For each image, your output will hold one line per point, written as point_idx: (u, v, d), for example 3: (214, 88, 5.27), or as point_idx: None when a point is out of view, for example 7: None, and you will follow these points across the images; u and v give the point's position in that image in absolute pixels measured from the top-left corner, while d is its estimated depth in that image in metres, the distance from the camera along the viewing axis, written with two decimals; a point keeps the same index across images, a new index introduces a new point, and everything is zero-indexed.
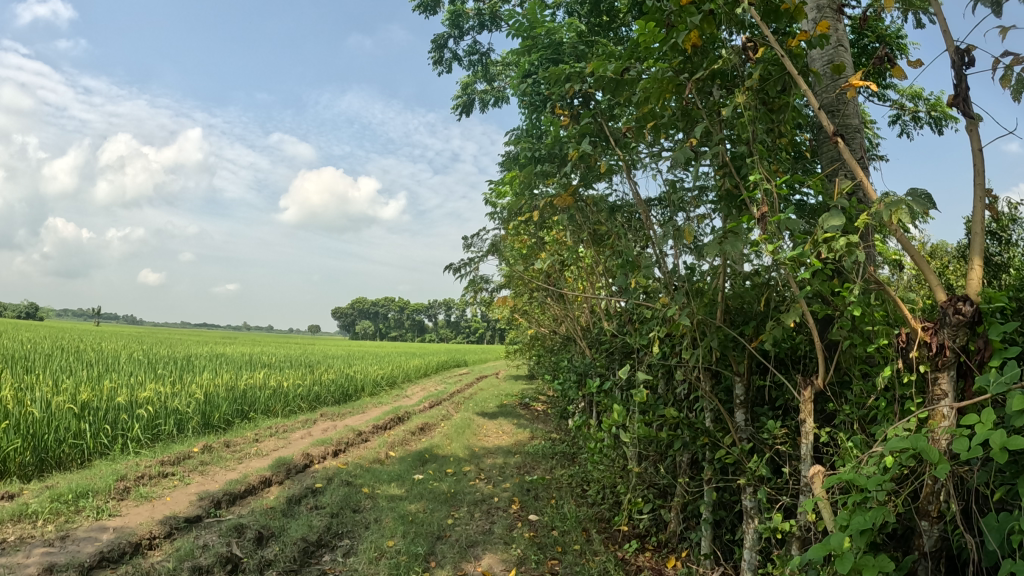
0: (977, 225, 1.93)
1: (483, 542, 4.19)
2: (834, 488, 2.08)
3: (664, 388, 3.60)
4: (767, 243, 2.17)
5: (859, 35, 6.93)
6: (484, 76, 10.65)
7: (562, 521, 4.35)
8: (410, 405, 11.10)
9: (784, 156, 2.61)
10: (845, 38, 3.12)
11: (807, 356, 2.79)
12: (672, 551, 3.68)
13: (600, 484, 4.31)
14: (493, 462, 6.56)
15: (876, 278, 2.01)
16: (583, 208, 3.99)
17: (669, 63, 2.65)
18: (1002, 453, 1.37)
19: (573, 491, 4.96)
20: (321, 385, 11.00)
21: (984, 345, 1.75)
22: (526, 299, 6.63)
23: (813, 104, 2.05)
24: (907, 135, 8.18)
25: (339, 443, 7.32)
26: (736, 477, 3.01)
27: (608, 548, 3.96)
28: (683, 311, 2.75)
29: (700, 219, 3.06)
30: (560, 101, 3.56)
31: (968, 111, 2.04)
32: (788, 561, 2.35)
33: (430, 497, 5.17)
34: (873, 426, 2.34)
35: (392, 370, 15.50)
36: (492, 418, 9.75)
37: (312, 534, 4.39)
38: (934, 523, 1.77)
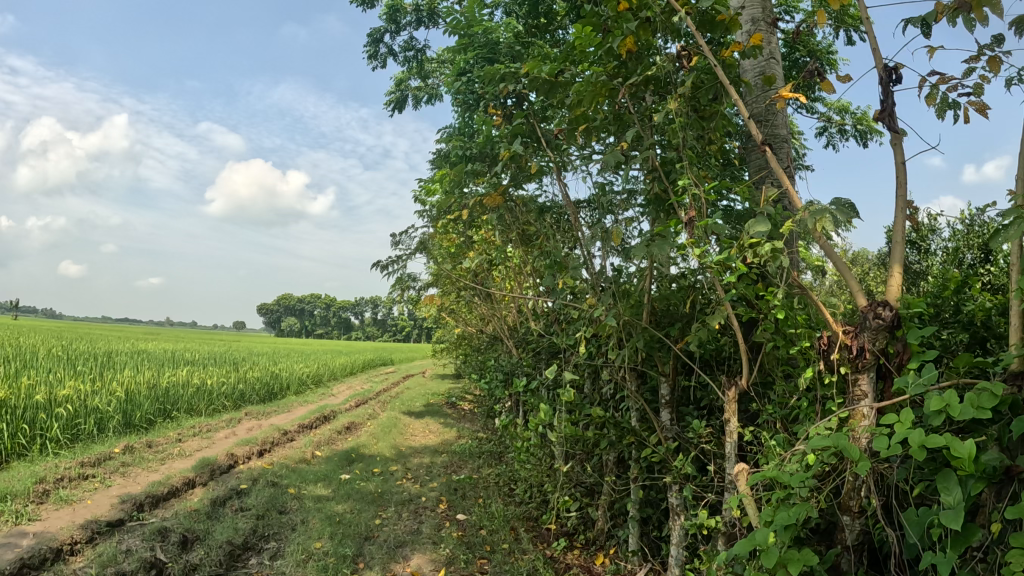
0: (897, 233, 2.02)
1: (412, 542, 4.16)
2: (758, 485, 2.14)
3: (590, 388, 3.66)
4: (694, 247, 2.22)
5: (791, 48, 7.17)
6: (419, 75, 10.53)
7: (490, 520, 4.35)
8: (337, 404, 10.89)
9: (713, 162, 2.69)
10: (777, 51, 3.22)
11: (731, 356, 2.87)
12: (600, 548, 3.73)
13: (527, 483, 4.33)
14: (419, 462, 6.48)
15: (799, 282, 2.09)
16: (513, 208, 4.01)
17: (604, 68, 2.68)
18: (920, 452, 1.41)
19: (500, 490, 4.97)
20: (245, 383, 10.71)
21: (903, 348, 1.83)
22: (454, 299, 6.61)
23: (743, 114, 2.11)
24: (832, 146, 8.48)
25: (264, 442, 7.14)
26: (662, 475, 3.08)
27: (537, 546, 3.98)
28: (610, 311, 2.80)
29: (628, 222, 3.10)
30: (493, 101, 3.56)
31: (894, 125, 2.14)
32: (715, 556, 2.41)
33: (358, 497, 5.12)
34: (794, 425, 2.42)
35: (318, 368, 15.20)
36: (420, 418, 9.66)
37: (239, 537, 4.27)
38: (856, 518, 1.83)
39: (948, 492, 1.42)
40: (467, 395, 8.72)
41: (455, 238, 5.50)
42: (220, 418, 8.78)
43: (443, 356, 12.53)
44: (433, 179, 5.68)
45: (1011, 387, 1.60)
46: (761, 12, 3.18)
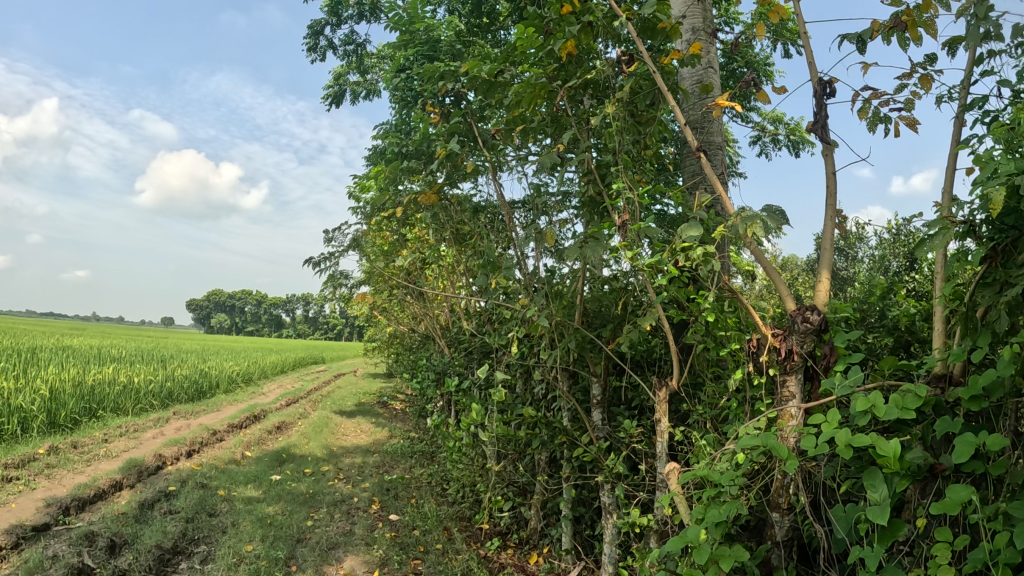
0: (826, 241, 2.09)
1: (346, 543, 4.10)
2: (689, 483, 2.17)
3: (523, 388, 3.67)
4: (627, 249, 2.25)
5: (729, 58, 7.34)
6: (357, 70, 10.37)
7: (423, 520, 4.32)
8: (267, 403, 10.63)
9: (648, 167, 2.73)
10: (715, 61, 3.30)
11: (661, 358, 2.92)
12: (533, 548, 3.73)
13: (459, 482, 4.30)
14: (350, 462, 6.40)
15: (729, 286, 2.14)
16: (447, 207, 3.99)
17: (543, 70, 2.70)
18: (846, 451, 1.45)
19: (434, 490, 4.94)
20: (173, 381, 10.37)
21: (830, 351, 1.90)
22: (386, 298, 6.53)
23: (680, 120, 2.15)
24: (765, 156, 8.73)
25: (192, 443, 6.92)
26: (594, 474, 3.11)
27: (470, 546, 3.97)
28: (543, 312, 2.82)
29: (561, 224, 3.12)
30: (431, 99, 3.53)
31: (825, 137, 2.21)
32: (648, 554, 2.44)
33: (289, 498, 5.02)
34: (724, 425, 2.48)
35: (249, 366, 14.80)
36: (351, 418, 9.53)
37: (168, 541, 4.14)
38: (785, 515, 1.88)
39: (874, 489, 1.46)
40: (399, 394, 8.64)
41: (389, 236, 5.44)
42: (148, 417, 8.48)
43: (375, 355, 12.37)
44: (368, 176, 5.60)
45: (935, 389, 1.66)
46: (700, 22, 3.25)
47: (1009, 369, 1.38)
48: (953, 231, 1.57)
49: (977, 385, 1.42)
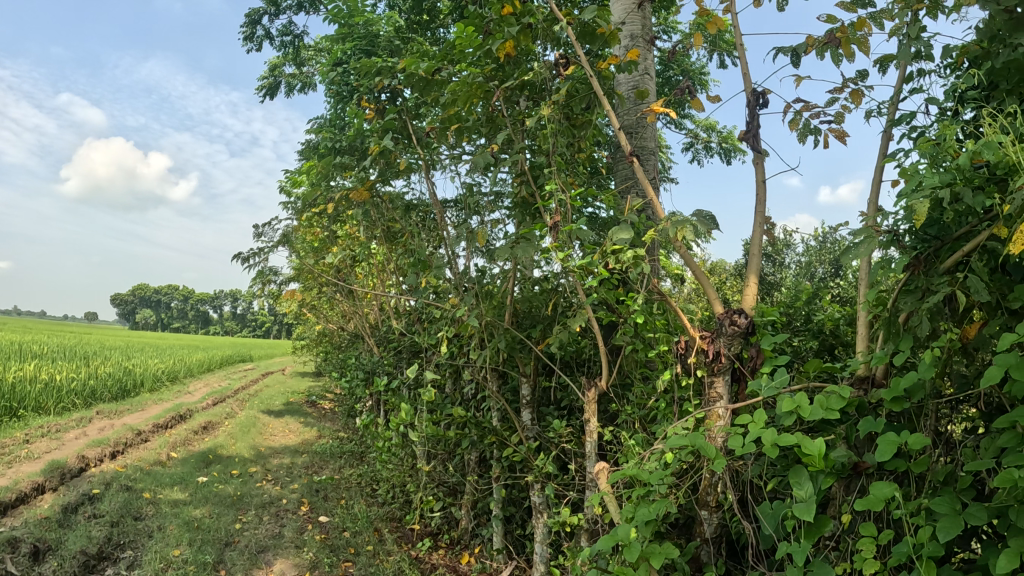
0: (754, 247, 2.14)
1: (275, 546, 4.02)
2: (618, 482, 2.19)
3: (452, 388, 3.65)
4: (558, 251, 2.27)
5: (666, 66, 7.48)
6: (292, 60, 10.07)
7: (352, 522, 4.26)
8: (194, 402, 10.32)
9: (580, 170, 2.76)
10: (651, 68, 3.35)
11: (591, 359, 2.95)
12: (465, 548, 3.71)
13: (387, 483, 4.24)
14: (279, 462, 6.29)
15: (659, 289, 2.17)
16: (379, 205, 3.95)
17: (481, 69, 2.70)
18: (772, 450, 1.49)
19: (363, 490, 4.85)
20: (97, 379, 9.97)
21: (756, 353, 1.96)
22: (315, 295, 6.39)
23: (614, 124, 2.17)
24: (697, 162, 8.90)
25: (117, 443, 6.68)
26: (523, 475, 3.13)
27: (401, 547, 3.91)
28: (472, 311, 2.83)
29: (493, 224, 3.12)
30: (367, 94, 3.49)
31: (756, 146, 2.28)
32: (579, 552, 2.46)
33: (216, 500, 4.89)
34: (652, 425, 2.52)
35: (176, 365, 14.33)
36: (279, 417, 9.34)
37: (93, 546, 3.99)
38: (713, 512, 1.94)
39: (799, 486, 1.51)
40: (328, 394, 8.48)
41: (320, 232, 5.33)
42: (71, 416, 8.14)
43: (305, 353, 12.10)
44: (300, 170, 5.49)
45: (858, 390, 1.73)
46: (639, 29, 3.30)
47: (930, 372, 1.43)
48: (877, 239, 1.64)
49: (899, 387, 1.47)
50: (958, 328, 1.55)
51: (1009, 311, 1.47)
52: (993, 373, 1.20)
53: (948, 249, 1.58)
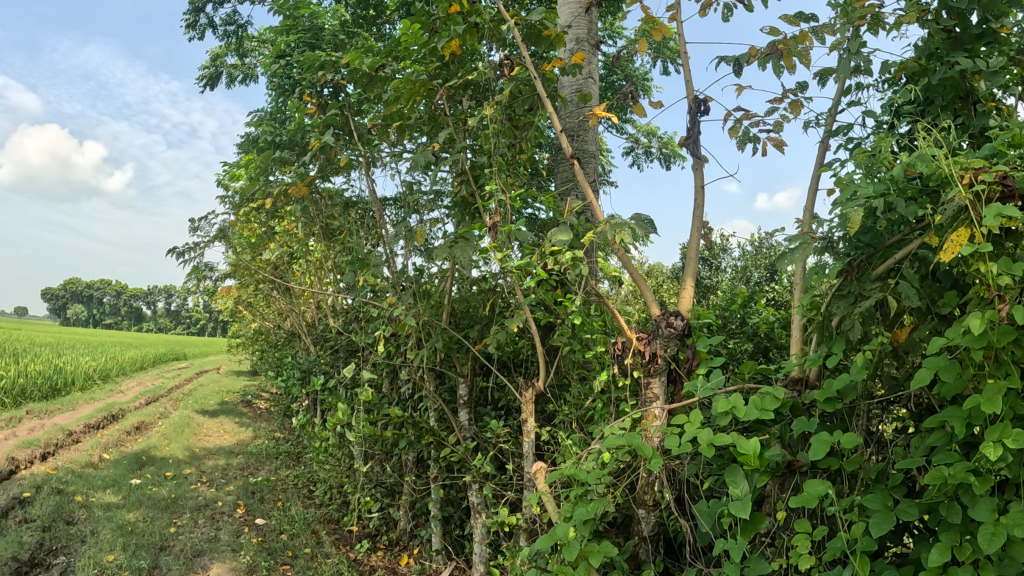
0: (692, 250, 2.18)
1: (211, 550, 3.93)
2: (556, 482, 2.19)
3: (389, 388, 3.61)
4: (496, 251, 2.29)
5: (610, 71, 7.58)
6: (234, 50, 9.71)
7: (290, 524, 4.18)
8: (126, 402, 9.99)
9: (521, 171, 2.77)
10: (595, 72, 3.40)
11: (528, 359, 2.98)
12: (403, 549, 3.63)
13: (325, 483, 4.16)
14: (214, 464, 6.13)
15: (596, 291, 2.17)
16: (317, 201, 3.89)
17: (426, 67, 2.69)
18: (708, 449, 1.52)
19: (300, 491, 4.73)
20: (24, 377, 9.58)
21: (692, 355, 1.99)
22: (251, 292, 6.23)
23: (556, 127, 2.19)
24: (638, 165, 9.01)
25: (47, 445, 6.44)
26: (461, 475, 3.12)
27: (339, 549, 3.83)
28: (409, 311, 2.82)
29: (432, 223, 3.10)
30: (309, 88, 3.49)
31: (696, 152, 2.32)
32: (518, 552, 2.45)
33: (150, 503, 4.75)
34: (589, 425, 2.54)
35: (110, 363, 13.86)
36: (214, 417, 9.12)
37: (22, 552, 3.84)
38: (650, 511, 1.95)
39: (735, 485, 1.54)
40: (263, 393, 8.28)
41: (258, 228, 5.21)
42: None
43: (240, 351, 11.80)
44: (238, 164, 5.37)
45: (792, 392, 1.77)
46: (584, 34, 3.34)
47: (861, 374, 1.48)
48: (813, 246, 1.68)
49: (832, 388, 1.52)
50: (889, 331, 1.60)
51: (938, 316, 1.52)
52: (923, 375, 1.25)
53: (880, 256, 1.62)
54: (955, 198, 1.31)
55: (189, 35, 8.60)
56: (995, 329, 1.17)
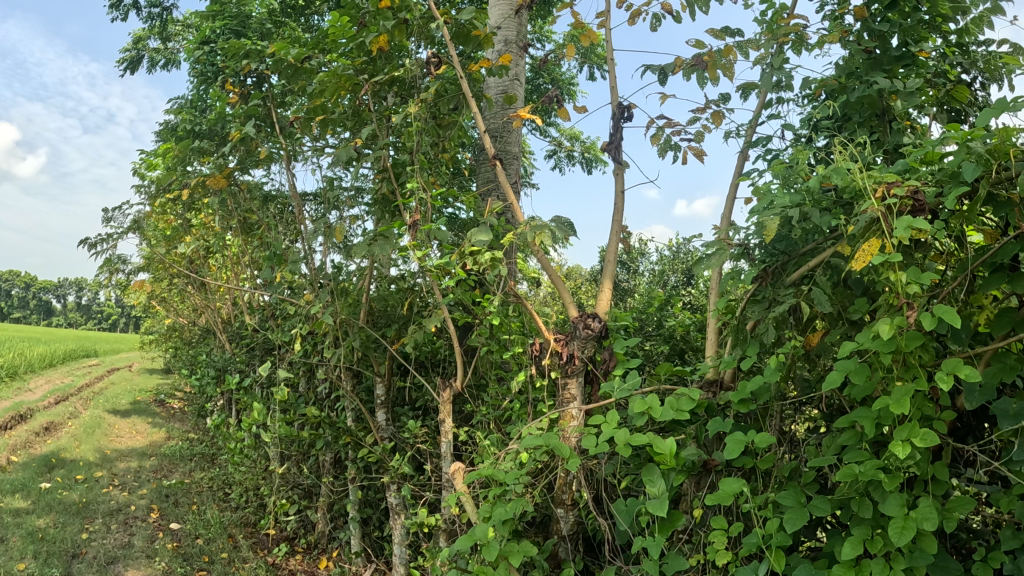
0: (611, 253, 2.22)
1: (125, 557, 3.78)
2: (474, 482, 2.18)
3: (305, 387, 3.52)
4: (416, 249, 2.30)
5: (535, 74, 7.64)
6: (157, 34, 9.31)
7: (206, 528, 4.05)
8: (32, 402, 9.49)
9: (443, 170, 2.76)
10: (523, 74, 3.43)
11: (446, 359, 2.99)
12: (322, 552, 3.59)
13: (240, 485, 4.03)
14: (126, 466, 5.89)
15: (515, 291, 2.25)
16: (236, 194, 3.78)
17: (352, 61, 2.65)
18: (625, 449, 1.54)
19: (216, 493, 4.57)
20: None
21: (609, 357, 2.02)
22: (165, 288, 5.98)
23: (480, 127, 2.24)
24: (561, 169, 9.11)
25: None
26: (379, 476, 3.09)
27: (258, 553, 3.74)
28: (327, 309, 2.81)
29: (352, 220, 3.11)
30: (232, 77, 3.42)
31: (618, 157, 2.39)
32: (438, 553, 2.44)
33: (59, 509, 4.53)
34: (507, 425, 2.54)
35: (18, 360, 13.16)
36: (126, 417, 8.76)
37: None
38: (569, 510, 1.96)
39: (652, 483, 1.57)
40: (178, 393, 8.00)
41: (175, 220, 5.04)
42: None
43: (156, 349, 11.37)
44: (155, 153, 5.17)
45: (708, 392, 1.81)
46: (514, 35, 3.38)
47: (775, 376, 1.53)
48: (729, 251, 1.75)
49: (747, 390, 1.57)
50: (803, 336, 1.64)
51: (849, 322, 1.57)
52: (833, 377, 1.30)
53: (794, 264, 1.69)
54: (867, 209, 1.37)
55: (109, 16, 8.25)
56: (902, 334, 1.22)
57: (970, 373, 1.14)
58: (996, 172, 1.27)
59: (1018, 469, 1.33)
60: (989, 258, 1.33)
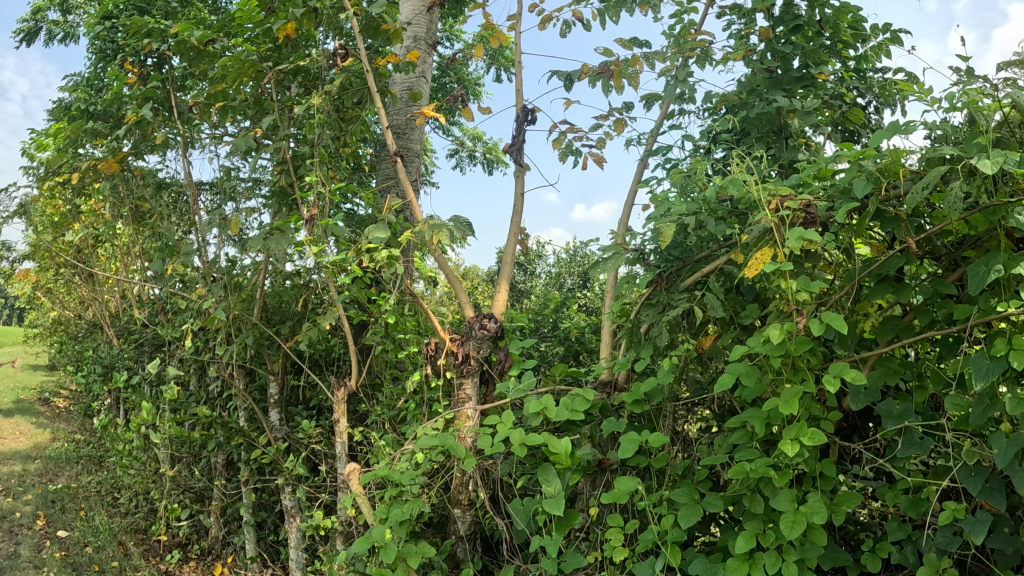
0: (508, 255, 2.30)
1: (8, 568, 3.57)
2: (370, 484, 2.16)
3: (196, 385, 3.40)
4: (312, 244, 2.34)
5: (443, 73, 7.57)
6: (55, 6, 8.78)
7: (94, 534, 3.78)
8: None
9: (344, 165, 2.81)
10: (429, 71, 3.49)
11: (340, 357, 2.97)
12: (216, 558, 3.48)
13: (129, 489, 3.83)
14: (6, 470, 5.53)
15: (410, 291, 2.27)
16: (129, 179, 3.63)
17: (257, 47, 2.62)
18: (520, 449, 1.57)
19: (105, 498, 4.31)
20: None
21: (504, 358, 2.12)
22: (48, 279, 5.55)
23: (383, 124, 2.36)
24: (460, 169, 9.29)
25: None
26: (273, 477, 3.03)
27: (149, 561, 3.58)
28: (219, 304, 2.75)
29: (248, 212, 3.05)
30: (131, 55, 3.23)
31: (519, 159, 2.66)
32: (335, 557, 2.41)
33: None
34: (402, 425, 2.54)
35: None
36: (9, 417, 8.18)
37: None
38: (465, 510, 1.97)
39: (548, 483, 1.61)
40: (66, 392, 7.53)
41: (63, 206, 4.79)
42: None
43: (44, 346, 10.68)
44: (39, 134, 4.89)
45: (603, 394, 1.88)
46: (423, 33, 3.42)
47: (667, 378, 1.61)
48: (624, 256, 1.87)
49: (641, 391, 1.64)
50: (696, 339, 1.71)
51: (740, 326, 1.66)
52: (726, 379, 1.36)
53: (688, 270, 1.76)
54: (761, 220, 1.45)
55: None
56: (792, 339, 1.30)
57: (855, 377, 1.24)
58: (885, 190, 1.38)
59: (900, 464, 1.44)
60: (876, 270, 1.45)
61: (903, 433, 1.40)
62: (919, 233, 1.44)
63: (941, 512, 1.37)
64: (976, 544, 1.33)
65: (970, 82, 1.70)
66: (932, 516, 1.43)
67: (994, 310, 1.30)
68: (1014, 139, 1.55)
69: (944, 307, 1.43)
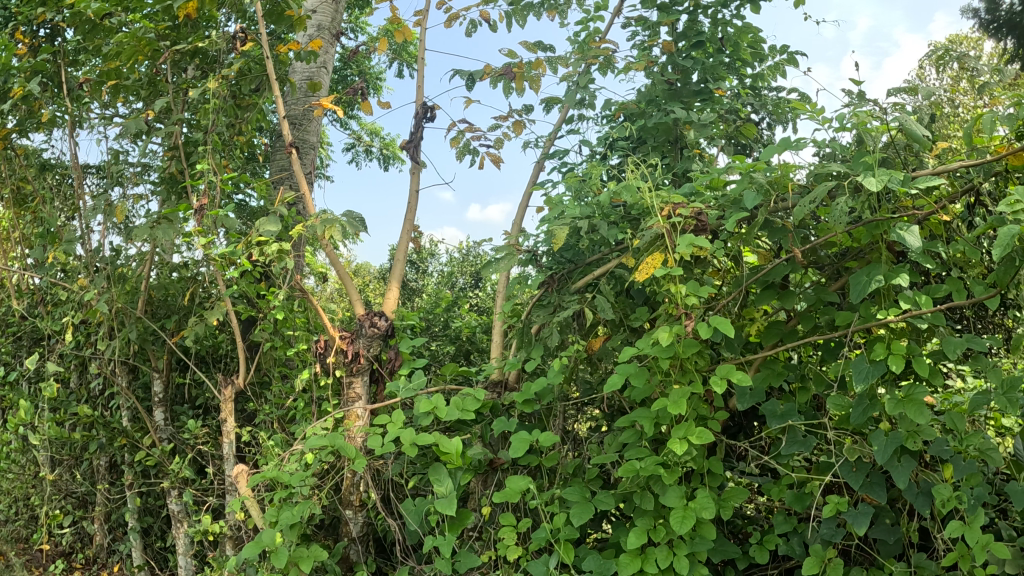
0: (400, 254, 2.43)
1: None
2: (261, 485, 2.12)
3: (77, 382, 3.12)
4: (202, 236, 2.28)
5: (345, 66, 7.42)
6: None
7: None
8: None
9: (238, 154, 2.68)
10: (331, 62, 3.52)
11: (229, 355, 2.91)
12: (100, 568, 3.31)
13: (6, 496, 3.56)
14: None
15: (301, 286, 2.30)
16: (9, 158, 3.41)
17: (154, 24, 2.56)
18: (410, 448, 1.59)
19: None
20: None
21: (394, 356, 2.23)
22: None
23: (281, 113, 2.45)
24: (358, 165, 9.19)
25: None
26: (160, 481, 2.93)
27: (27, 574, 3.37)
28: (102, 296, 2.65)
29: (135, 199, 2.95)
30: (21, 25, 3.08)
31: (416, 154, 2.86)
32: (224, 562, 2.35)
33: None
34: (291, 424, 2.49)
35: None
36: None
37: None
38: (357, 511, 1.99)
39: (439, 482, 1.62)
40: None
41: None
42: None
43: None
44: None
45: (494, 393, 1.94)
46: (328, 21, 3.46)
47: (557, 378, 1.66)
48: (517, 257, 1.95)
49: (532, 391, 1.68)
50: (587, 340, 1.80)
51: (630, 329, 1.76)
52: (616, 381, 1.40)
53: (580, 272, 1.86)
54: (654, 225, 1.52)
55: None
56: (680, 341, 1.36)
57: (740, 378, 1.31)
58: (774, 202, 1.48)
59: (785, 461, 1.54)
60: (764, 277, 1.53)
61: (789, 431, 1.48)
62: (805, 243, 1.54)
63: (824, 505, 1.46)
64: (856, 535, 1.41)
65: (861, 104, 1.82)
66: (815, 510, 1.52)
67: (873, 316, 1.40)
68: (898, 160, 1.67)
69: (826, 313, 1.54)
